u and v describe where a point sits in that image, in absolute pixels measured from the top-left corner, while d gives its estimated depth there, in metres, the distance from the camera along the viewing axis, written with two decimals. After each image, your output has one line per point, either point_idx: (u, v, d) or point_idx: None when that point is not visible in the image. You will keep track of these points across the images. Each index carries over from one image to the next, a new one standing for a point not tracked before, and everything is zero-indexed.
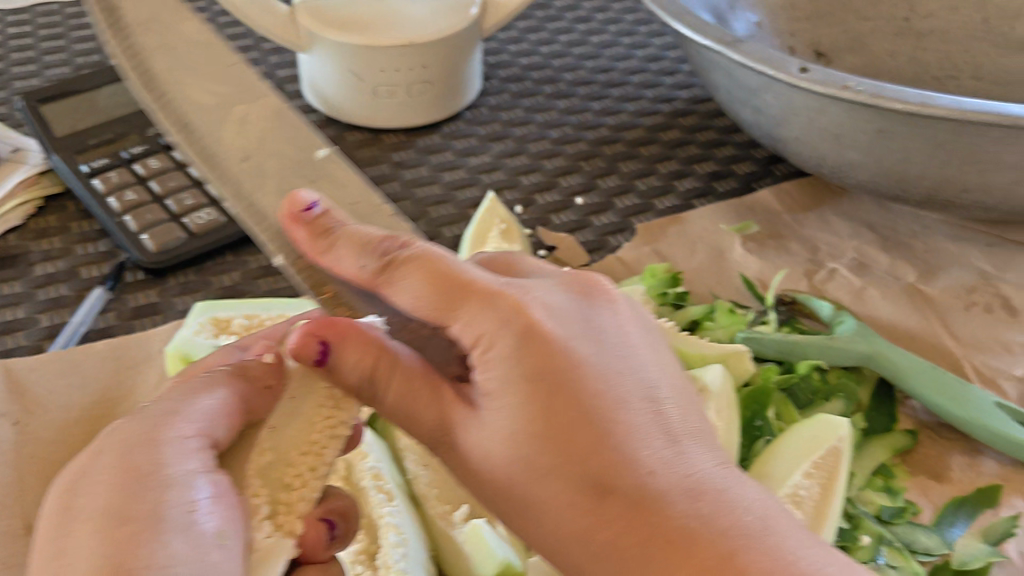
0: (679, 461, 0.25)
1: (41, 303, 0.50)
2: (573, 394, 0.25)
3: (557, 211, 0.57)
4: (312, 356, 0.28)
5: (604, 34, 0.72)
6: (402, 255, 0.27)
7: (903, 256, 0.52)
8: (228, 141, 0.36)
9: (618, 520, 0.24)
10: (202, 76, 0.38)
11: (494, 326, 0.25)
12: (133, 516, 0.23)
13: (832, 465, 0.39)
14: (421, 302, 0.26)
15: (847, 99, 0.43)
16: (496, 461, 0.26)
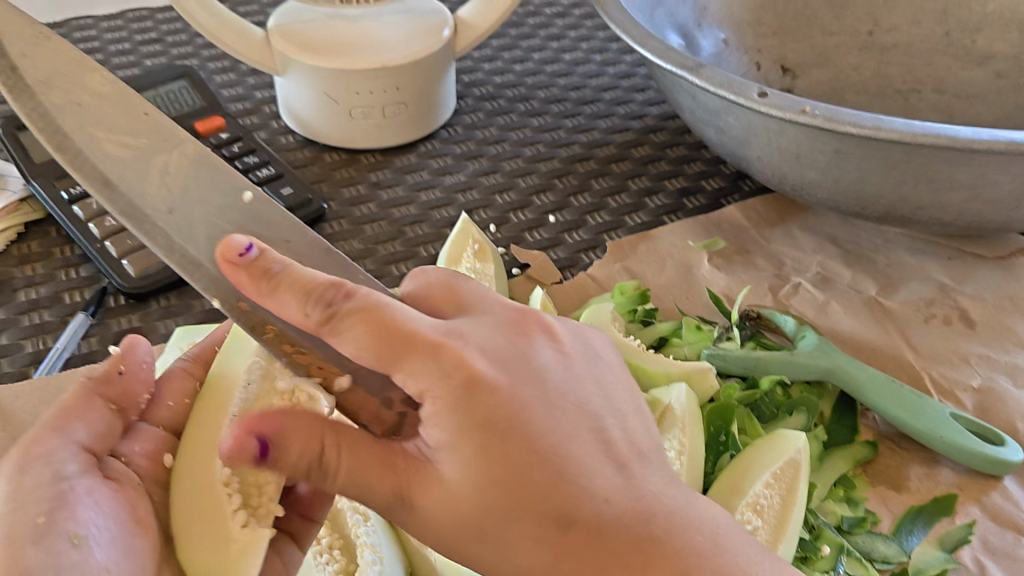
0: (628, 486, 0.28)
1: (25, 329, 0.51)
2: (525, 438, 0.27)
3: (532, 229, 0.58)
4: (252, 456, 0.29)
5: (576, 51, 0.73)
6: (349, 307, 0.27)
7: (866, 271, 0.54)
8: (151, 194, 0.31)
9: (580, 549, 0.27)
10: (115, 113, 0.31)
11: (447, 380, 0.27)
12: (19, 526, 0.28)
13: (791, 477, 0.41)
14: (370, 353, 0.27)
15: (804, 123, 0.45)
16: (456, 511, 0.27)
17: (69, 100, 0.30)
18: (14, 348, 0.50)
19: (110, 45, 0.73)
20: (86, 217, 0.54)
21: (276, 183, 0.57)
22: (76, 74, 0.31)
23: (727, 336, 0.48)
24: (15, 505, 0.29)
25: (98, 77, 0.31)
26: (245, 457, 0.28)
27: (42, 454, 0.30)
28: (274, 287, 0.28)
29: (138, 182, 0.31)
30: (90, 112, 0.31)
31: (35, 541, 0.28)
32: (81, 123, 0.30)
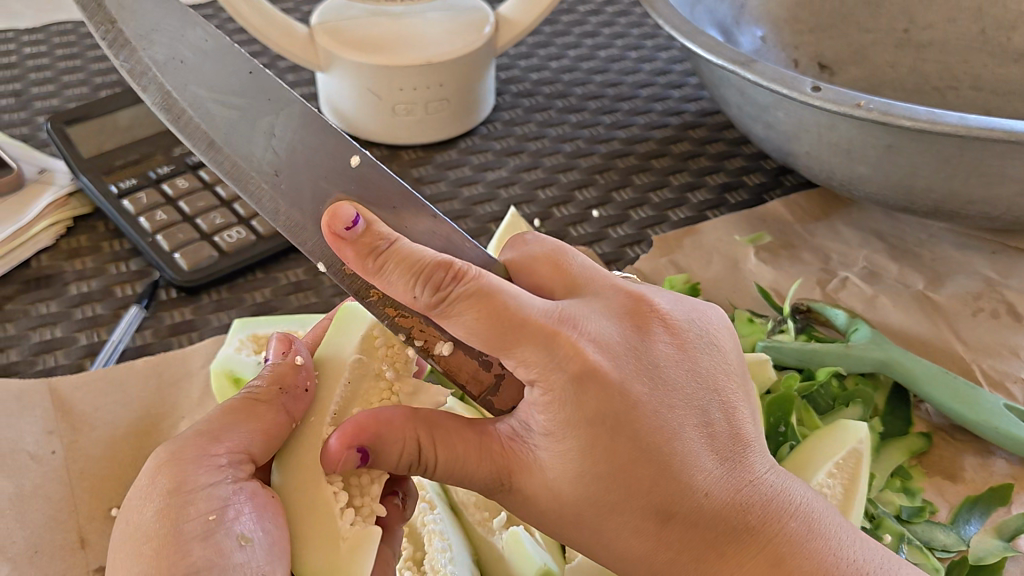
0: (724, 477, 0.31)
1: (79, 322, 0.51)
2: (632, 434, 0.29)
3: (576, 224, 0.58)
4: (354, 459, 0.32)
5: (611, 49, 0.74)
6: (460, 293, 0.28)
7: (911, 265, 0.55)
8: (256, 155, 0.30)
9: (678, 535, 0.30)
10: (220, 71, 0.30)
11: (560, 374, 0.28)
12: (179, 534, 0.29)
13: (854, 467, 0.41)
14: (483, 340, 0.29)
15: (858, 117, 0.45)
16: (560, 493, 0.30)
17: (168, 57, 0.29)
18: (69, 340, 0.50)
19: None
20: (136, 211, 0.55)
21: None
22: (176, 29, 0.30)
23: (780, 329, 0.49)
24: (180, 500, 0.30)
25: (201, 31, 0.30)
26: (349, 461, 0.32)
27: (213, 452, 0.32)
28: (383, 267, 0.29)
29: (243, 143, 0.30)
30: (192, 70, 0.30)
31: (200, 538, 0.30)
32: (187, 86, 0.30)
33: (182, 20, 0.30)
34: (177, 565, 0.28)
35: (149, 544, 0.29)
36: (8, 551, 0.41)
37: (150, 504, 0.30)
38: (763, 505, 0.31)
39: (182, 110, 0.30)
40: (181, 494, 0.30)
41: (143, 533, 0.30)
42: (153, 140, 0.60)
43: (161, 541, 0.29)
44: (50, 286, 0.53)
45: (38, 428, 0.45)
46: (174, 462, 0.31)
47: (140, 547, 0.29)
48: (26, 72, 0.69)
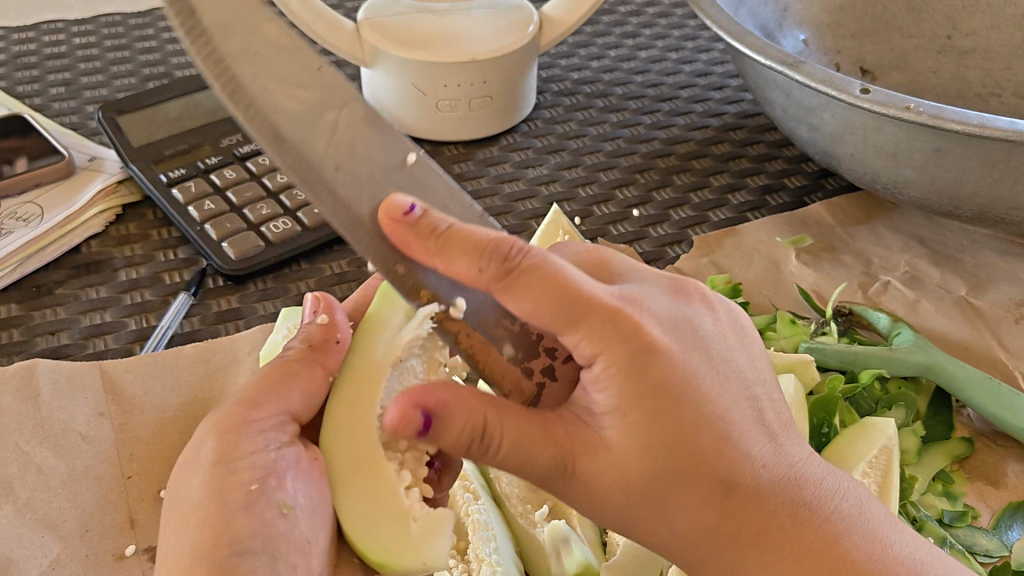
0: (778, 455, 0.30)
1: (128, 307, 0.52)
2: (692, 405, 0.29)
3: (616, 222, 0.59)
4: (413, 424, 0.30)
5: (652, 49, 0.74)
6: (524, 268, 0.28)
7: (953, 271, 0.55)
8: (324, 153, 0.28)
9: (740, 513, 0.29)
10: (289, 63, 0.28)
11: (624, 343, 0.28)
12: (226, 501, 0.31)
13: (885, 465, 0.41)
14: (545, 316, 0.28)
15: (908, 120, 0.45)
16: (624, 474, 0.29)
17: (246, 49, 0.27)
18: (118, 325, 0.51)
19: None
20: (185, 201, 0.55)
21: None
22: (241, 14, 0.27)
23: (823, 331, 0.50)
24: (225, 469, 0.32)
25: (274, 24, 0.28)
26: (411, 423, 0.30)
27: (254, 420, 0.33)
28: (445, 242, 0.29)
29: (310, 141, 0.28)
30: (266, 62, 0.27)
31: (245, 508, 0.31)
32: (259, 76, 0.27)
33: (249, 7, 0.27)
34: (224, 539, 0.30)
35: (197, 517, 0.31)
36: (59, 529, 0.42)
37: (197, 474, 0.32)
38: (818, 488, 0.31)
39: (251, 99, 0.27)
40: (224, 464, 0.32)
41: (191, 504, 0.31)
42: (201, 130, 0.61)
43: (209, 513, 0.31)
44: (100, 272, 0.54)
45: (89, 410, 0.46)
46: (219, 437, 0.33)
47: (187, 517, 0.31)
48: (75, 63, 0.71)
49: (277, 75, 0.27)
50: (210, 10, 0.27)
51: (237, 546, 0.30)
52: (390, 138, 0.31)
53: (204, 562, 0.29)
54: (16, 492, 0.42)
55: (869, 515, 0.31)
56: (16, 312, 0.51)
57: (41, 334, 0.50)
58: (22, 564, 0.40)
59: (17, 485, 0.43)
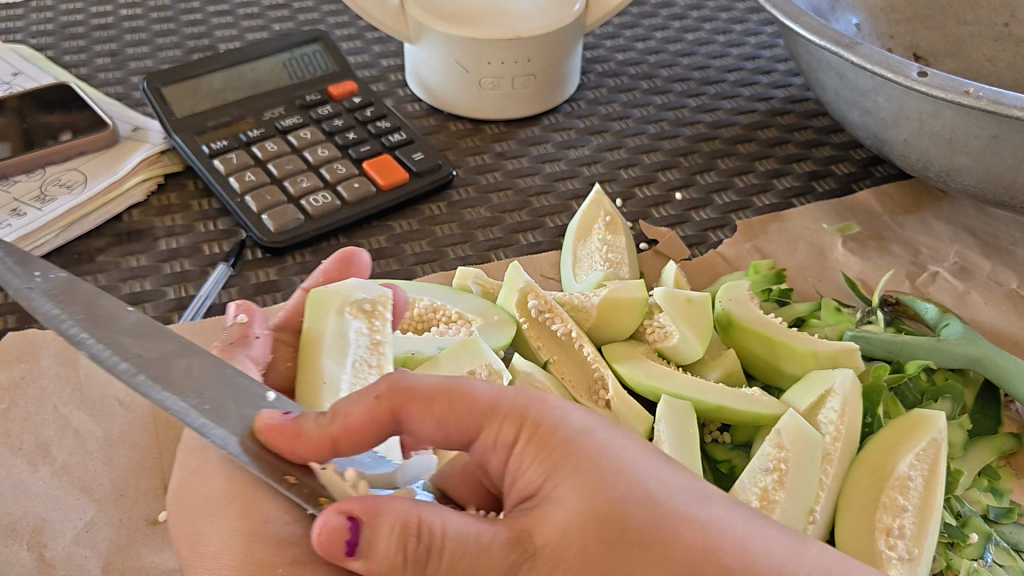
0: (730, 503, 0.29)
1: (168, 277, 0.52)
2: (619, 446, 0.29)
3: (658, 206, 0.58)
4: (341, 542, 0.27)
5: (699, 32, 0.73)
6: (417, 380, 0.30)
7: (1004, 264, 0.53)
8: (184, 386, 0.29)
9: (721, 527, 0.28)
10: (129, 329, 0.31)
11: (533, 410, 0.30)
12: (246, 479, 0.32)
13: (932, 457, 0.40)
14: (450, 418, 0.30)
15: (965, 104, 0.43)
16: (586, 519, 0.27)
17: (83, 314, 0.31)
18: (157, 294, 0.51)
19: (238, 10, 0.75)
20: (227, 171, 0.56)
21: (407, 148, 0.59)
22: (88, 301, 0.32)
23: (868, 320, 0.48)
24: (230, 452, 0.33)
25: (116, 304, 0.32)
26: (336, 531, 0.27)
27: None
28: (334, 408, 0.30)
29: (160, 371, 0.29)
30: (130, 332, 0.31)
31: (264, 480, 0.32)
32: (105, 335, 0.30)
33: (96, 296, 0.32)
34: (260, 514, 0.31)
35: (231, 505, 0.31)
36: (95, 492, 0.42)
37: (206, 468, 0.33)
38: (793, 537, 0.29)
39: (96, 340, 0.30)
40: (229, 449, 0.33)
41: (212, 494, 0.32)
42: (243, 103, 0.61)
43: (234, 490, 0.31)
44: (142, 241, 0.54)
45: None
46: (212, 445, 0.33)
47: (215, 503, 0.31)
48: (121, 34, 0.71)
49: (112, 330, 0.30)
50: (56, 292, 0.31)
51: (268, 509, 0.31)
52: (245, 381, 0.32)
53: (251, 544, 0.30)
54: (53, 454, 0.43)
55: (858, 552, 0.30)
56: None
57: None
58: (58, 525, 0.40)
59: (54, 448, 0.43)
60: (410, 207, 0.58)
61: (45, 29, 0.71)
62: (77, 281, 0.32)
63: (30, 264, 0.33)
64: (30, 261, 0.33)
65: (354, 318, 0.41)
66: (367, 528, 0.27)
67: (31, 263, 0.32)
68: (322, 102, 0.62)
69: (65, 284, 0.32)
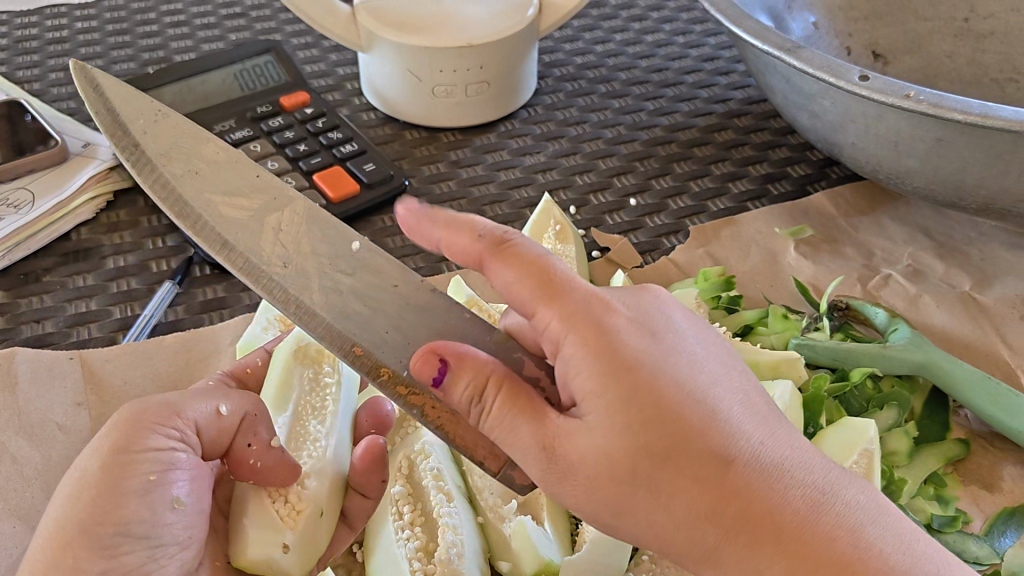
0: (771, 432, 0.30)
1: (114, 295, 0.51)
2: (661, 384, 0.28)
3: (612, 212, 0.57)
4: (429, 376, 0.30)
5: (659, 33, 0.72)
6: (514, 246, 0.29)
7: (958, 265, 0.53)
8: (267, 250, 0.33)
9: (737, 491, 0.28)
10: (229, 180, 0.34)
11: (588, 329, 0.28)
12: (123, 489, 0.33)
13: (865, 466, 0.40)
14: (523, 290, 0.29)
15: (906, 108, 0.43)
16: (607, 452, 0.28)
17: (189, 171, 0.34)
18: (103, 313, 0.50)
19: (195, 20, 0.75)
20: None
21: (359, 159, 0.59)
22: (189, 151, 0.34)
23: (815, 327, 0.48)
24: (125, 459, 0.33)
25: (214, 149, 0.35)
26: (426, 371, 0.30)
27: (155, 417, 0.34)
28: (456, 219, 0.30)
29: (249, 237, 0.33)
30: (208, 179, 0.34)
31: (139, 494, 0.33)
32: (199, 190, 0.34)
33: (197, 141, 0.35)
34: (111, 517, 0.32)
35: (84, 492, 0.32)
36: (32, 519, 0.42)
37: (95, 458, 0.33)
38: (810, 494, 0.29)
39: (168, 186, 0.33)
40: (124, 453, 0.33)
41: (86, 481, 0.33)
42: (193, 116, 0.60)
43: (99, 494, 0.32)
44: (88, 259, 0.54)
45: (67, 399, 0.46)
46: (127, 423, 0.34)
47: (81, 493, 0.32)
48: (76, 47, 0.71)
49: (207, 182, 0.34)
50: (158, 149, 0.34)
51: (122, 527, 0.32)
52: (333, 229, 0.34)
53: (84, 543, 0.32)
54: None
55: (877, 521, 0.30)
56: (3, 299, 0.51)
57: (27, 322, 0.50)
58: None
59: None
60: (362, 219, 0.57)
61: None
62: (180, 127, 0.35)
63: (137, 110, 0.35)
64: (144, 109, 0.35)
65: (302, 366, 0.44)
66: (450, 370, 0.30)
67: (113, 125, 0.34)
68: (273, 114, 0.61)
69: (168, 133, 0.34)
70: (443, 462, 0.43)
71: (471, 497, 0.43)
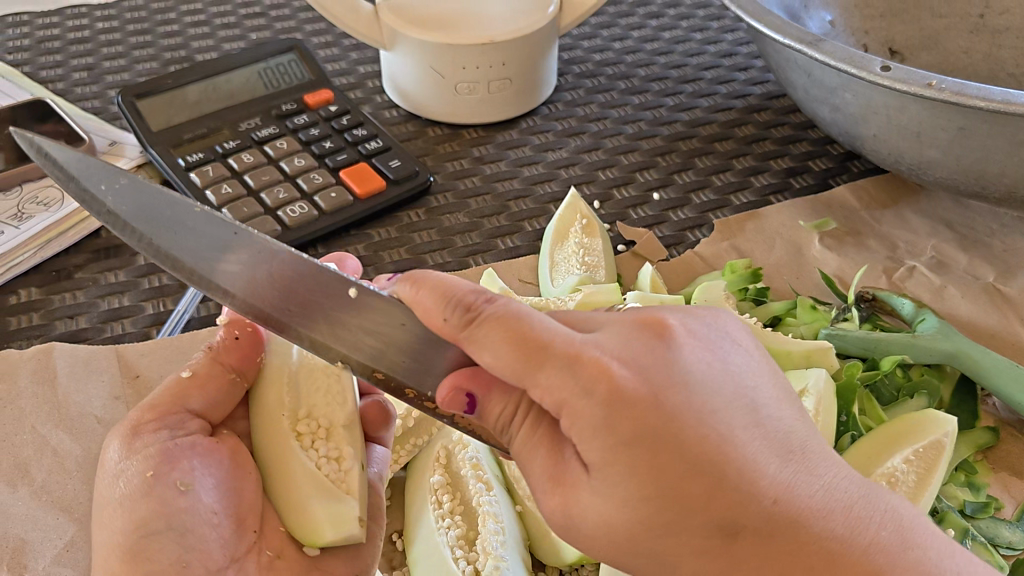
0: (797, 485, 0.27)
1: (145, 292, 0.52)
2: (665, 456, 0.26)
3: (636, 207, 0.58)
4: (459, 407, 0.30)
5: (676, 30, 0.73)
6: (498, 320, 0.27)
7: (981, 257, 0.54)
8: (270, 298, 0.31)
9: (748, 555, 0.26)
10: (213, 239, 0.31)
11: (580, 405, 0.26)
12: (135, 493, 0.33)
13: (932, 458, 0.41)
14: (511, 363, 0.26)
15: (930, 98, 0.43)
16: (611, 522, 0.27)
17: (173, 234, 0.31)
18: (136, 309, 0.51)
19: (215, 20, 0.76)
20: (203, 183, 0.55)
21: (384, 156, 0.59)
22: (164, 212, 0.31)
23: (845, 317, 0.49)
24: (126, 466, 0.34)
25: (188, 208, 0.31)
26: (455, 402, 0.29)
27: (148, 423, 0.35)
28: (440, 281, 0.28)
29: (254, 288, 0.31)
30: (192, 240, 0.31)
31: (146, 493, 0.33)
32: (187, 250, 0.31)
33: (165, 201, 0.31)
34: (131, 525, 0.33)
35: (109, 514, 0.33)
36: (74, 511, 0.42)
37: (107, 479, 0.34)
38: (835, 550, 0.27)
39: (160, 251, 0.31)
40: (127, 466, 0.34)
41: (107, 502, 0.34)
42: (219, 115, 0.61)
43: (118, 507, 0.33)
44: (118, 256, 0.54)
45: (105, 393, 0.46)
46: (125, 442, 0.35)
47: (105, 514, 0.34)
48: (98, 47, 0.71)
49: (196, 243, 0.31)
50: (131, 213, 0.31)
51: (146, 528, 0.33)
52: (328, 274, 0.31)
53: (122, 558, 0.32)
54: (32, 474, 0.43)
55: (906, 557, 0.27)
56: (36, 296, 0.51)
57: (60, 318, 0.50)
58: (38, 545, 0.41)
59: (33, 467, 0.43)
60: (389, 215, 0.58)
61: (20, 44, 0.71)
62: (143, 187, 0.31)
63: (97, 171, 0.31)
64: (94, 165, 0.31)
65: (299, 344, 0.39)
66: (480, 401, 0.29)
67: (79, 193, 0.31)
68: (298, 112, 0.62)
69: (135, 192, 0.31)
70: (482, 451, 0.44)
71: (509, 486, 0.44)
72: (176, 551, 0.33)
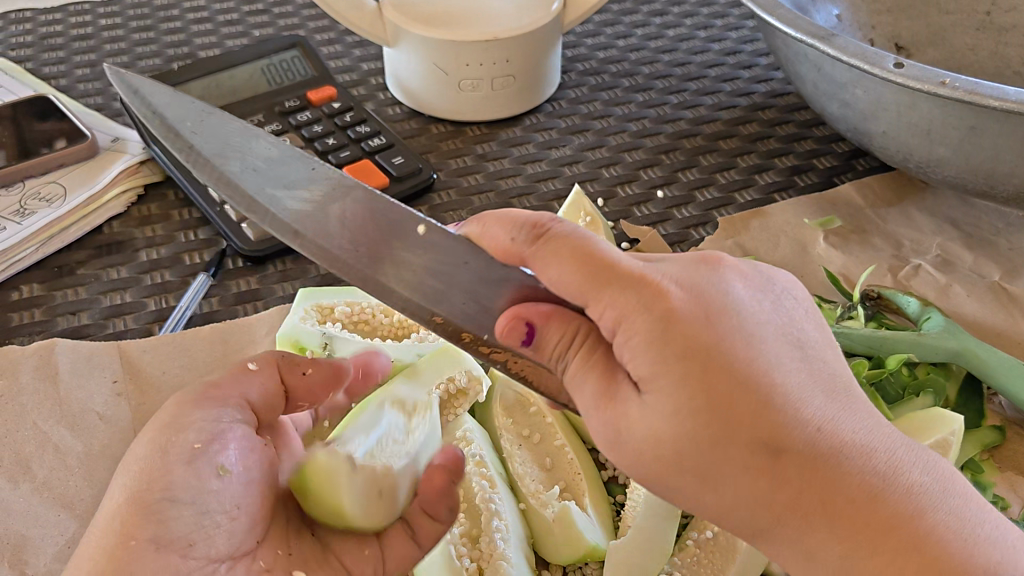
0: (840, 417, 0.27)
1: (148, 288, 0.52)
2: (714, 370, 0.26)
3: (640, 204, 0.58)
4: (517, 338, 0.30)
5: (681, 28, 0.73)
6: (559, 241, 0.29)
7: (987, 255, 0.53)
8: (336, 233, 0.32)
9: (790, 479, 0.26)
10: (289, 175, 0.33)
11: (636, 316, 0.27)
12: (170, 454, 0.32)
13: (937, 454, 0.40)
14: (573, 277, 0.28)
15: (943, 95, 0.43)
16: (657, 438, 0.27)
17: (247, 169, 0.32)
18: (139, 305, 0.51)
19: (218, 16, 0.75)
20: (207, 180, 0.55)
21: (388, 153, 0.59)
22: (241, 148, 0.33)
23: (849, 315, 0.49)
24: (172, 429, 0.33)
25: (266, 145, 0.33)
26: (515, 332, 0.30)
27: (210, 400, 0.35)
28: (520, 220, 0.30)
29: (321, 225, 0.32)
30: (265, 176, 0.32)
31: (186, 460, 0.33)
32: (259, 182, 0.32)
33: (245, 137, 0.33)
34: (156, 483, 0.32)
35: (135, 469, 0.32)
36: (75, 507, 0.42)
37: (143, 439, 0.33)
38: (874, 483, 0.27)
39: (228, 178, 0.32)
40: (172, 427, 0.33)
41: (135, 457, 0.33)
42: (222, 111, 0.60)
43: (146, 462, 0.32)
44: (121, 253, 0.54)
45: (107, 389, 0.46)
46: (177, 405, 0.34)
47: (131, 465, 0.32)
48: (101, 43, 0.71)
49: (267, 179, 0.32)
50: (213, 148, 0.33)
51: (168, 491, 0.32)
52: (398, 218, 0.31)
53: (137, 513, 0.31)
54: (34, 471, 0.43)
55: (942, 505, 0.27)
56: (38, 292, 0.51)
57: (62, 314, 0.50)
58: (38, 542, 0.41)
59: (35, 464, 0.43)
60: None
61: (23, 40, 0.70)
62: (228, 127, 0.33)
63: (185, 111, 0.33)
64: (184, 109, 0.34)
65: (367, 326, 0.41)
66: (538, 330, 0.29)
67: (165, 129, 0.33)
68: (301, 108, 0.61)
69: (217, 132, 0.33)
70: (484, 448, 0.44)
71: (512, 483, 0.44)
72: (191, 526, 0.32)
